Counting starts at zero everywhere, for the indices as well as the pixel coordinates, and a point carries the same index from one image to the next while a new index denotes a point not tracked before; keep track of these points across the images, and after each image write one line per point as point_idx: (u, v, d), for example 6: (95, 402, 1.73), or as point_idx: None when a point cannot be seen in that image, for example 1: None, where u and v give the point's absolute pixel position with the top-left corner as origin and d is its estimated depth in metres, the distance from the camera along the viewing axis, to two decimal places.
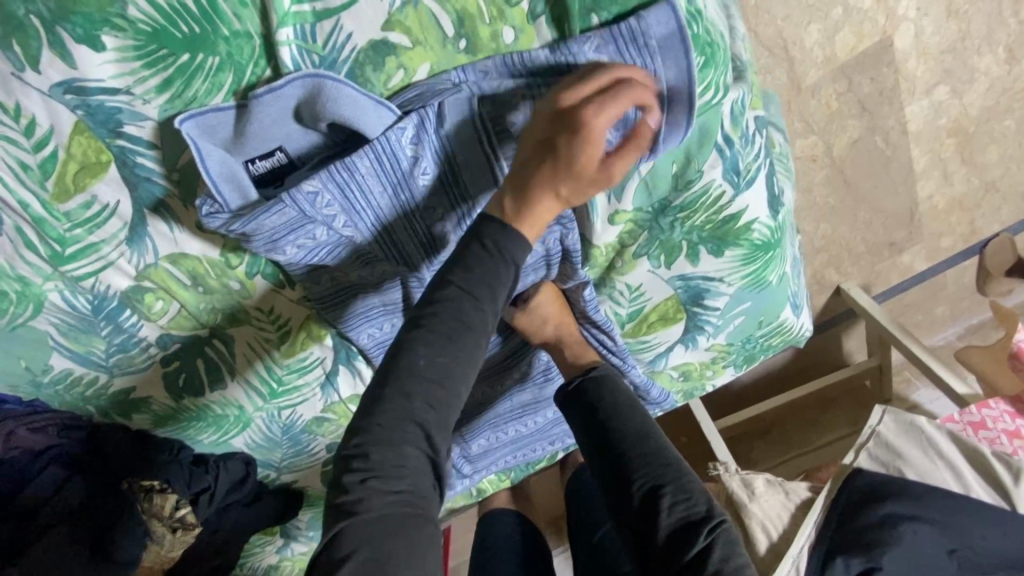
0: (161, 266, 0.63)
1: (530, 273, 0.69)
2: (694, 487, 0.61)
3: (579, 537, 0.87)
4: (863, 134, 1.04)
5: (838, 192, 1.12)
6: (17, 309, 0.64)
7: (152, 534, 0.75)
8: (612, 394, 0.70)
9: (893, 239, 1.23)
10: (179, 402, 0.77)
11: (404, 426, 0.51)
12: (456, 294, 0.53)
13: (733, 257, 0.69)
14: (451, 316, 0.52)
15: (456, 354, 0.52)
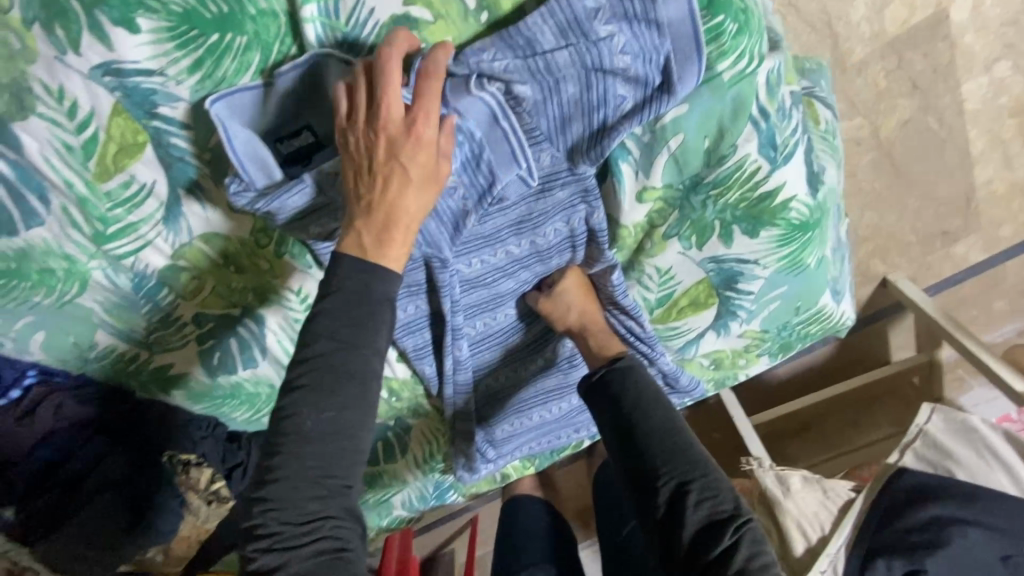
0: (196, 246, 0.65)
1: (555, 257, 0.68)
2: (721, 484, 0.60)
3: (609, 530, 0.90)
4: (915, 114, 0.99)
5: (886, 178, 1.06)
6: (64, 287, 0.67)
7: (189, 504, 0.82)
8: (635, 386, 0.68)
9: (946, 228, 1.16)
10: (214, 379, 0.79)
11: (308, 490, 0.50)
12: (332, 345, 0.51)
13: (769, 238, 0.65)
14: (330, 368, 0.51)
15: (342, 406, 0.51)
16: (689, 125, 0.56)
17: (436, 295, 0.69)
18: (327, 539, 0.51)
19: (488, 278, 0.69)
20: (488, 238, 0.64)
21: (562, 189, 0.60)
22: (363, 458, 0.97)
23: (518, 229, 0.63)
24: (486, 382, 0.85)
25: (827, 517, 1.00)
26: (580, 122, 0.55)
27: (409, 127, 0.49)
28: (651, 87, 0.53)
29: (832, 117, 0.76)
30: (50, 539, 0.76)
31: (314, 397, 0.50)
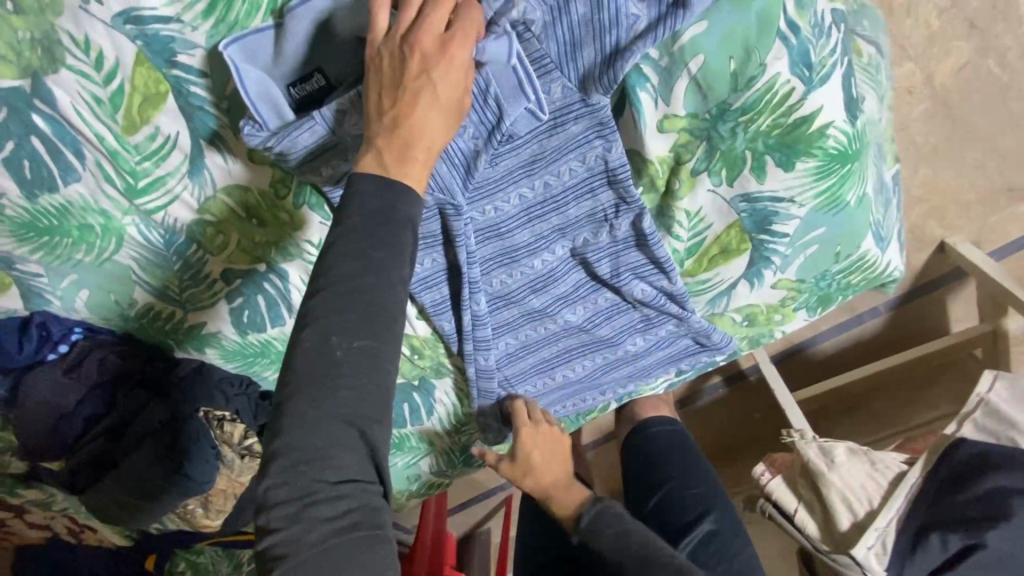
0: (219, 198, 0.67)
1: (570, 206, 0.65)
2: None
3: (637, 503, 0.96)
4: (972, 56, 0.97)
5: (941, 129, 1.07)
6: (103, 243, 0.71)
7: (223, 458, 0.84)
8: (609, 535, 0.75)
9: (1011, 185, 1.15)
10: (245, 337, 0.82)
11: (332, 441, 0.48)
12: (354, 275, 0.48)
13: (805, 170, 0.61)
14: (357, 294, 0.48)
15: (375, 334, 0.48)
16: (711, 44, 0.52)
17: (453, 246, 0.68)
18: (354, 493, 0.49)
19: (503, 227, 0.67)
20: (503, 179, 0.62)
21: (576, 123, 0.58)
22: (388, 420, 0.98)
23: (530, 170, 0.61)
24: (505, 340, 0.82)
25: (875, 490, 1.04)
26: (590, 49, 0.53)
27: (445, 41, 0.49)
28: (666, 3, 0.51)
29: (874, 51, 0.73)
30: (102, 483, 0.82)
31: (340, 324, 0.48)
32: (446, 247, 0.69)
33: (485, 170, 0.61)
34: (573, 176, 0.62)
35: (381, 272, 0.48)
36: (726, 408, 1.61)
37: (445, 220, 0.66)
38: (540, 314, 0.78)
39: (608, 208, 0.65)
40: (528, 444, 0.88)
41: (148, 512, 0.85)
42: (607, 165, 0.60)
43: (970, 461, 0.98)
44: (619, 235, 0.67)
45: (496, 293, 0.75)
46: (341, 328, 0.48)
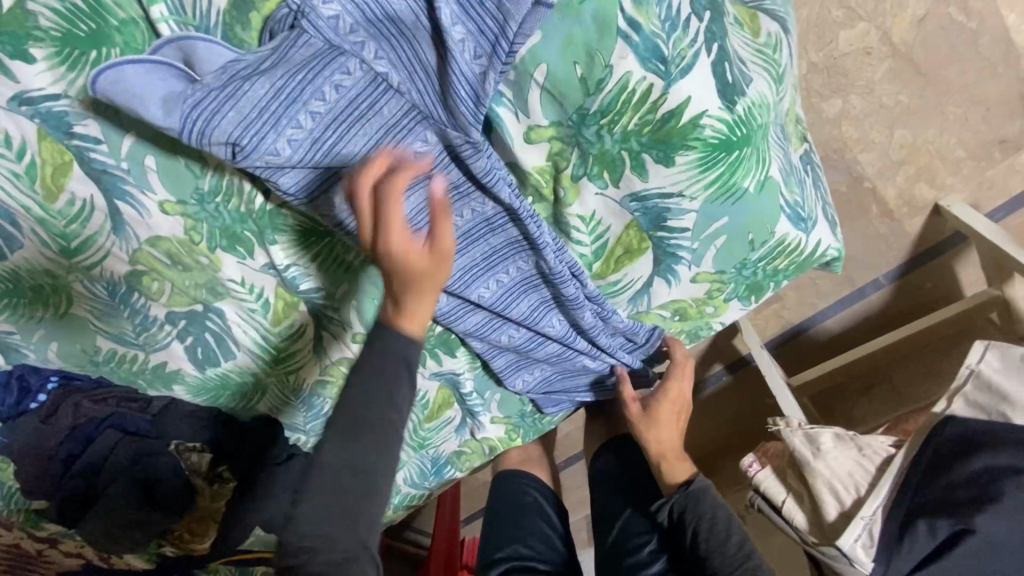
0: (145, 249, 0.72)
1: (460, 206, 0.64)
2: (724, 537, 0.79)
3: (599, 537, 0.96)
4: (932, 8, 1.02)
5: (912, 87, 1.10)
6: (58, 299, 0.78)
7: (195, 485, 0.94)
8: (709, 510, 0.82)
9: (1004, 136, 1.17)
10: (204, 372, 0.89)
11: (332, 505, 0.57)
12: (359, 403, 0.58)
13: (687, 163, 0.59)
14: (369, 413, 0.58)
15: (370, 436, 0.58)
16: (552, 52, 0.52)
17: None
18: (342, 544, 0.56)
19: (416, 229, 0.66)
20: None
21: (429, 132, 0.57)
22: None
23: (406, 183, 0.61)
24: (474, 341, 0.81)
25: (862, 477, 0.99)
26: (430, 64, 0.54)
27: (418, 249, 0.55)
28: (490, 32, 0.52)
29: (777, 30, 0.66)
30: (86, 517, 0.89)
31: (349, 441, 0.57)
32: None
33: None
34: (461, 183, 0.61)
35: (375, 413, 0.58)
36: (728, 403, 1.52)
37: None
38: (475, 321, 0.77)
39: (510, 213, 0.63)
40: (671, 406, 0.90)
41: (131, 538, 0.92)
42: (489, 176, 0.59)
43: (959, 440, 0.92)
44: (516, 237, 0.67)
45: None
46: (353, 461, 0.57)
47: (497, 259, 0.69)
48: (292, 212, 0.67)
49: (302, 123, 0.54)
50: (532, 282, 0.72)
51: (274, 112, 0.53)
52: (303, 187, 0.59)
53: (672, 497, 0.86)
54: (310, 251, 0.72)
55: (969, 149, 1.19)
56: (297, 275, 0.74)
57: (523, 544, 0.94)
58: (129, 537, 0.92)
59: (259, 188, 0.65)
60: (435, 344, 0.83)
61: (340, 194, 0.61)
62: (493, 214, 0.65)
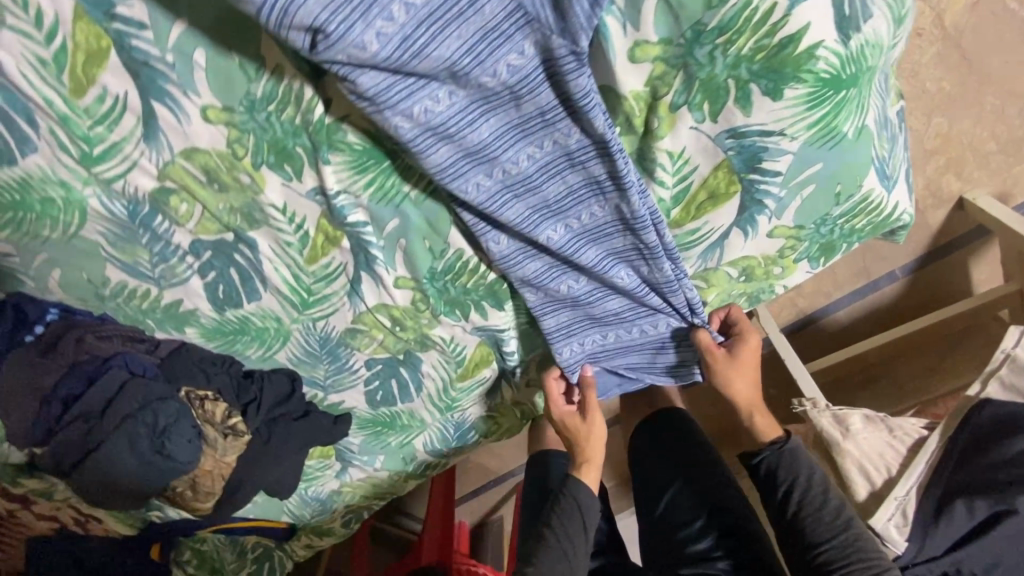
0: (178, 163, 0.64)
1: (542, 136, 0.59)
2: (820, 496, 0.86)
3: (647, 507, 1.02)
4: None
5: (957, 75, 1.09)
6: (66, 217, 0.69)
7: (207, 437, 0.83)
8: (803, 467, 0.88)
9: None
10: (222, 314, 0.82)
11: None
12: (561, 505, 0.91)
13: (796, 97, 0.55)
14: (569, 512, 0.90)
15: (568, 525, 0.89)
16: None
17: (481, 160, 0.60)
18: None
19: (491, 159, 0.60)
20: (482, 103, 0.56)
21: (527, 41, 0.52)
22: (377, 398, 0.95)
23: (490, 102, 0.56)
24: (528, 294, 0.77)
25: (894, 458, 0.98)
26: None
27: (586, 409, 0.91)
28: None
29: None
30: (82, 467, 0.78)
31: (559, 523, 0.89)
32: (458, 175, 0.61)
33: (463, 90, 0.55)
34: (548, 110, 0.57)
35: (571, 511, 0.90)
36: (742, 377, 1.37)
37: (448, 139, 0.58)
38: (535, 267, 0.73)
39: (596, 147, 0.59)
40: (746, 363, 0.86)
41: (129, 491, 0.82)
42: (585, 100, 0.54)
43: (992, 425, 0.93)
44: (598, 177, 0.62)
45: (475, 230, 0.69)
46: (562, 551, 0.86)
47: (571, 200, 0.65)
48: (354, 128, 0.61)
49: (394, 15, 0.48)
50: (603, 229, 0.67)
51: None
52: (382, 91, 0.53)
53: (759, 456, 0.91)
54: (363, 178, 0.65)
55: (1002, 143, 1.19)
56: (345, 204, 0.67)
57: None
58: (126, 490, 0.82)
59: (321, 96, 0.59)
60: (483, 295, 0.78)
61: (419, 106, 0.55)
62: (577, 149, 0.60)
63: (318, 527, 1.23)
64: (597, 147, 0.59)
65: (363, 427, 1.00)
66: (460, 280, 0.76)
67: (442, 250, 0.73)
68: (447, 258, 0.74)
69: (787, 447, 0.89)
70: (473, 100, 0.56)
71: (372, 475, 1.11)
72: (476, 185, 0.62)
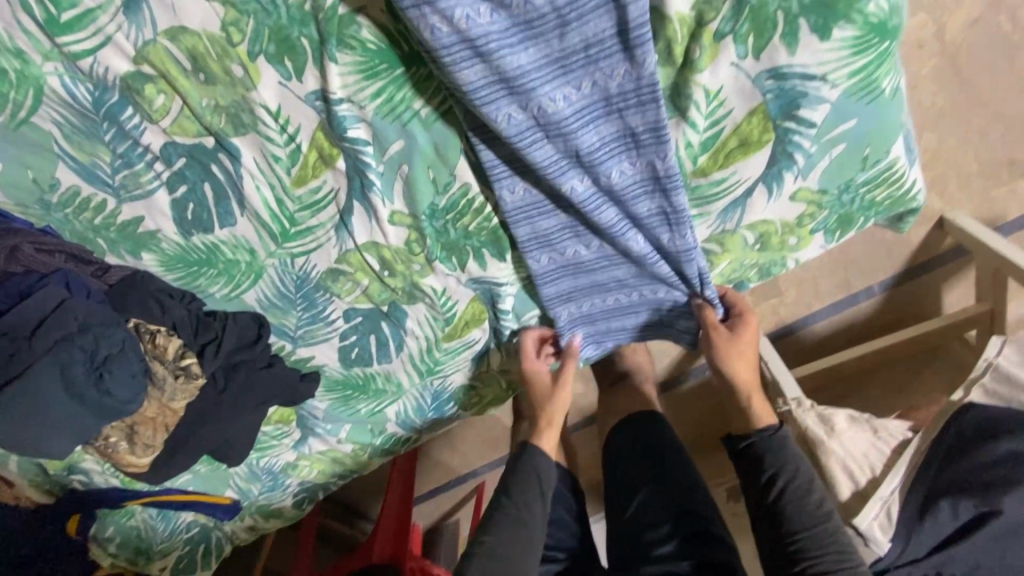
0: (160, 44, 0.56)
1: (581, 77, 0.56)
2: (804, 487, 0.79)
3: (616, 505, 0.90)
4: (985, 12, 0.97)
5: (948, 91, 1.05)
6: (17, 96, 0.60)
7: (154, 376, 0.72)
8: (790, 456, 0.82)
9: (1014, 156, 1.16)
10: (188, 240, 0.73)
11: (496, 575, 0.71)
12: (514, 498, 0.79)
13: (844, 39, 0.53)
14: (520, 501, 0.79)
15: (520, 519, 0.77)
16: None
17: (515, 92, 0.56)
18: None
19: (525, 92, 0.56)
20: (525, 27, 0.53)
21: None
22: (352, 356, 0.87)
23: (536, 26, 0.53)
24: (538, 256, 0.72)
25: (878, 459, 0.96)
26: None
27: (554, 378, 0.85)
28: None
29: None
30: None
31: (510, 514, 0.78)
32: (489, 102, 0.56)
33: (508, 5, 0.51)
34: (594, 44, 0.54)
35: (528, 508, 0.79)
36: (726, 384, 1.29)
37: (484, 58, 0.54)
38: (551, 221, 0.69)
39: (639, 92, 0.56)
40: (746, 339, 0.82)
41: (40, 443, 0.66)
42: (636, 31, 0.52)
43: (977, 427, 0.91)
44: (635, 129, 0.59)
45: (493, 171, 0.64)
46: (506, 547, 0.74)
47: (601, 153, 0.61)
48: (369, 23, 0.55)
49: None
50: (628, 189, 0.64)
51: None
52: None
53: (750, 438, 0.85)
54: (371, 86, 0.58)
55: (983, 166, 1.18)
56: (347, 115, 0.60)
57: None
58: (37, 440, 0.66)
59: None
60: (484, 242, 0.72)
61: (462, 11, 0.51)
62: (616, 94, 0.57)
63: (265, 508, 1.11)
64: (640, 91, 0.56)
65: (331, 390, 0.91)
66: (462, 222, 0.70)
67: (447, 183, 0.66)
68: (450, 195, 0.67)
69: (778, 435, 0.83)
70: (518, 21, 0.52)
71: (335, 448, 1.02)
72: (507, 115, 0.57)
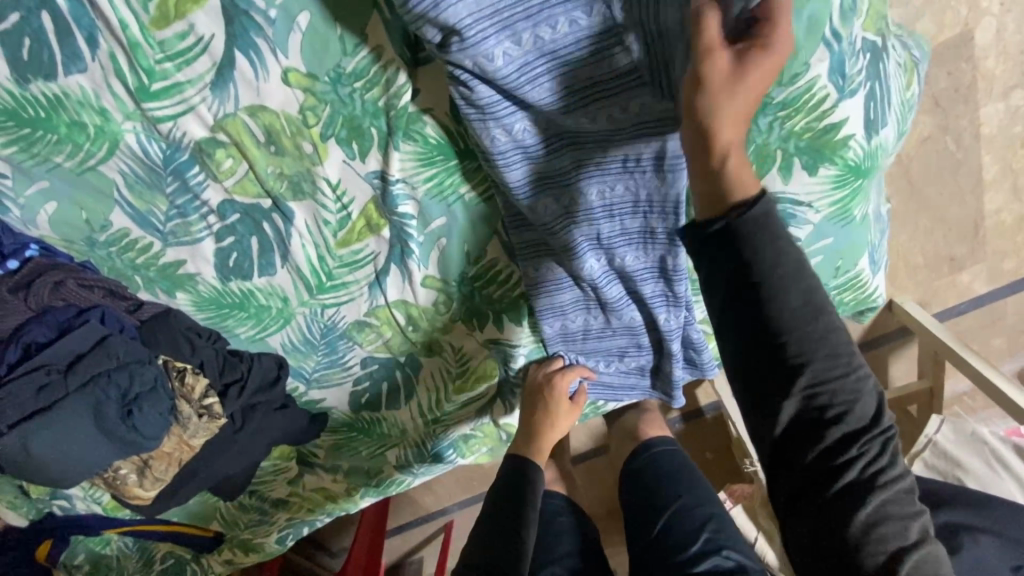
0: (239, 118, 0.62)
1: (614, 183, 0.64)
2: (823, 332, 0.51)
3: (635, 529, 0.89)
4: (935, 132, 1.11)
5: (900, 194, 1.19)
6: (91, 147, 0.64)
7: (178, 414, 0.75)
8: (794, 270, 0.50)
9: (954, 255, 1.26)
10: (225, 284, 0.77)
11: (495, 546, 0.73)
12: (514, 483, 0.82)
13: (826, 177, 0.65)
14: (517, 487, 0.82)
15: (515, 494, 0.80)
16: None
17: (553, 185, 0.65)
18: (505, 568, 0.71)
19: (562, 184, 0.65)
20: (568, 138, 0.62)
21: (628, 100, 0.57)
22: (362, 401, 0.91)
23: (576, 138, 0.61)
24: (553, 323, 0.80)
25: None
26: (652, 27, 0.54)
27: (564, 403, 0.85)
28: None
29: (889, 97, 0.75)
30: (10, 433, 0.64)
31: (509, 493, 0.81)
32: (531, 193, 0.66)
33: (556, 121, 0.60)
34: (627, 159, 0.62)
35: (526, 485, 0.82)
36: (709, 426, 1.37)
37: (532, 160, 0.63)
38: (571, 297, 0.77)
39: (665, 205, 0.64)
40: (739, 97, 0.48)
41: (60, 473, 0.68)
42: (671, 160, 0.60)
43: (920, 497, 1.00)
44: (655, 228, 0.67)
45: (523, 249, 0.72)
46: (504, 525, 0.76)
47: (619, 241, 0.69)
48: (434, 122, 0.63)
49: (523, 42, 0.54)
50: (639, 272, 0.72)
51: (506, 20, 0.52)
52: (492, 103, 0.58)
53: (761, 271, 0.50)
54: (426, 172, 0.66)
55: (927, 260, 1.27)
56: (400, 194, 0.67)
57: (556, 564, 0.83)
58: (58, 471, 0.67)
59: (409, 87, 0.60)
60: (505, 308, 0.79)
61: (519, 124, 0.60)
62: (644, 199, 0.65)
63: (246, 542, 1.11)
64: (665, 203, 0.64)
65: (336, 431, 0.95)
66: (487, 289, 0.77)
67: (478, 256, 0.74)
68: (480, 265, 0.75)
69: (767, 209, 0.50)
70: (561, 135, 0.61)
71: (328, 486, 1.04)
72: (544, 206, 0.67)
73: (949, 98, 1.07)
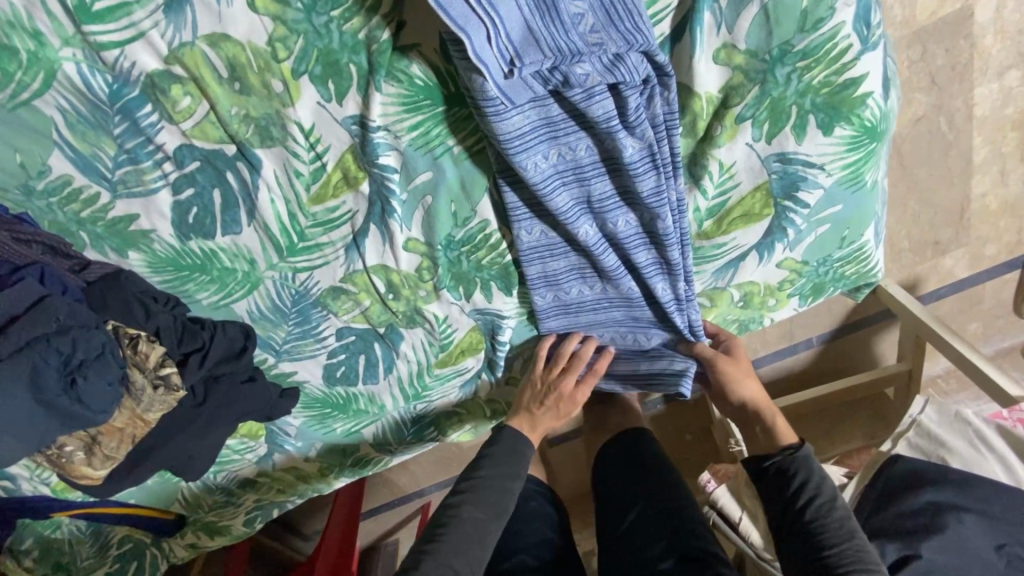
0: (199, 48, 0.55)
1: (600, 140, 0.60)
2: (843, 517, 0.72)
3: (607, 523, 0.88)
4: (929, 111, 1.02)
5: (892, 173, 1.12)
6: (23, 77, 0.56)
7: (131, 383, 0.67)
8: (833, 519, 0.72)
9: (939, 239, 1.23)
10: (185, 243, 0.70)
11: (491, 480, 0.78)
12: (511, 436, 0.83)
13: (841, 137, 0.61)
14: (511, 446, 0.82)
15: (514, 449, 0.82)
16: None
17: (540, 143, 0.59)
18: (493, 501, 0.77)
19: (552, 142, 0.60)
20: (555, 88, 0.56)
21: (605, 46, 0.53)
22: (337, 374, 0.85)
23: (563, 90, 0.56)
24: (544, 296, 0.75)
25: None
26: None
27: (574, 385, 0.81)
28: None
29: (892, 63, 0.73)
30: None
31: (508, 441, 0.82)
32: (523, 148, 0.59)
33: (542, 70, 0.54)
34: (614, 117, 0.57)
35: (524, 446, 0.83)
36: (691, 407, 1.35)
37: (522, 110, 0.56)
38: (560, 262, 0.72)
39: (649, 159, 0.60)
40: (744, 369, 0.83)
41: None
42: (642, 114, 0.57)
43: (905, 477, 0.95)
44: (643, 189, 0.62)
45: (513, 211, 0.67)
46: (503, 466, 0.80)
47: (611, 203, 0.65)
48: (420, 60, 0.56)
49: None
50: (630, 238, 0.68)
51: None
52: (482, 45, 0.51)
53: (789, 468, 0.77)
54: (412, 118, 0.60)
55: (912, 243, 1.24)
56: (381, 142, 0.61)
57: (527, 554, 0.83)
58: None
59: (393, 20, 0.54)
60: (494, 275, 0.74)
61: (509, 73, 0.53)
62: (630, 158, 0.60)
63: (211, 525, 1.05)
64: (648, 158, 0.60)
65: (307, 408, 0.89)
66: (476, 254, 0.71)
67: (467, 218, 0.68)
68: (468, 228, 0.69)
69: (797, 454, 0.78)
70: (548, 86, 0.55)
71: (299, 467, 0.98)
72: (536, 163, 0.60)
73: (945, 76, 0.98)
